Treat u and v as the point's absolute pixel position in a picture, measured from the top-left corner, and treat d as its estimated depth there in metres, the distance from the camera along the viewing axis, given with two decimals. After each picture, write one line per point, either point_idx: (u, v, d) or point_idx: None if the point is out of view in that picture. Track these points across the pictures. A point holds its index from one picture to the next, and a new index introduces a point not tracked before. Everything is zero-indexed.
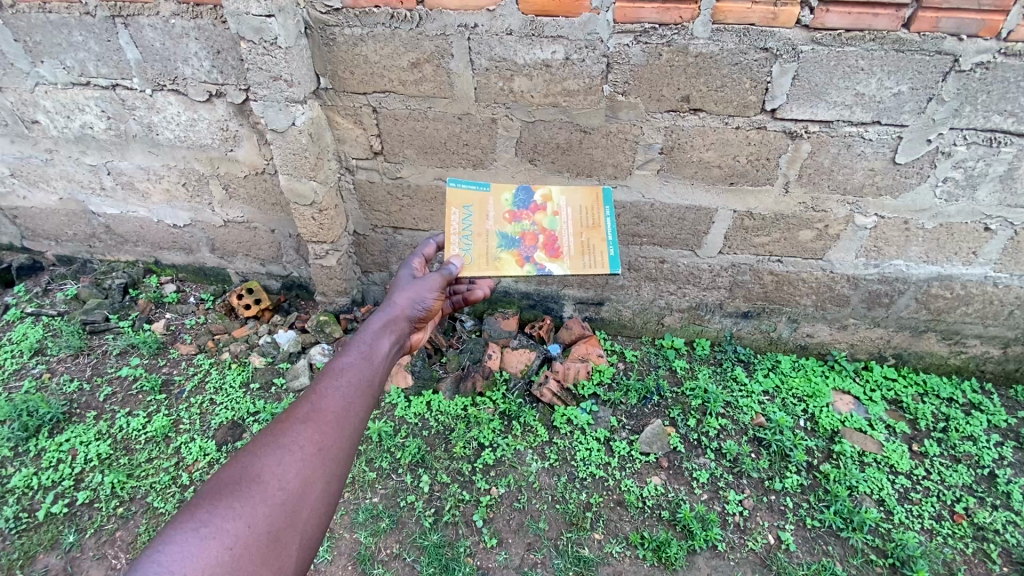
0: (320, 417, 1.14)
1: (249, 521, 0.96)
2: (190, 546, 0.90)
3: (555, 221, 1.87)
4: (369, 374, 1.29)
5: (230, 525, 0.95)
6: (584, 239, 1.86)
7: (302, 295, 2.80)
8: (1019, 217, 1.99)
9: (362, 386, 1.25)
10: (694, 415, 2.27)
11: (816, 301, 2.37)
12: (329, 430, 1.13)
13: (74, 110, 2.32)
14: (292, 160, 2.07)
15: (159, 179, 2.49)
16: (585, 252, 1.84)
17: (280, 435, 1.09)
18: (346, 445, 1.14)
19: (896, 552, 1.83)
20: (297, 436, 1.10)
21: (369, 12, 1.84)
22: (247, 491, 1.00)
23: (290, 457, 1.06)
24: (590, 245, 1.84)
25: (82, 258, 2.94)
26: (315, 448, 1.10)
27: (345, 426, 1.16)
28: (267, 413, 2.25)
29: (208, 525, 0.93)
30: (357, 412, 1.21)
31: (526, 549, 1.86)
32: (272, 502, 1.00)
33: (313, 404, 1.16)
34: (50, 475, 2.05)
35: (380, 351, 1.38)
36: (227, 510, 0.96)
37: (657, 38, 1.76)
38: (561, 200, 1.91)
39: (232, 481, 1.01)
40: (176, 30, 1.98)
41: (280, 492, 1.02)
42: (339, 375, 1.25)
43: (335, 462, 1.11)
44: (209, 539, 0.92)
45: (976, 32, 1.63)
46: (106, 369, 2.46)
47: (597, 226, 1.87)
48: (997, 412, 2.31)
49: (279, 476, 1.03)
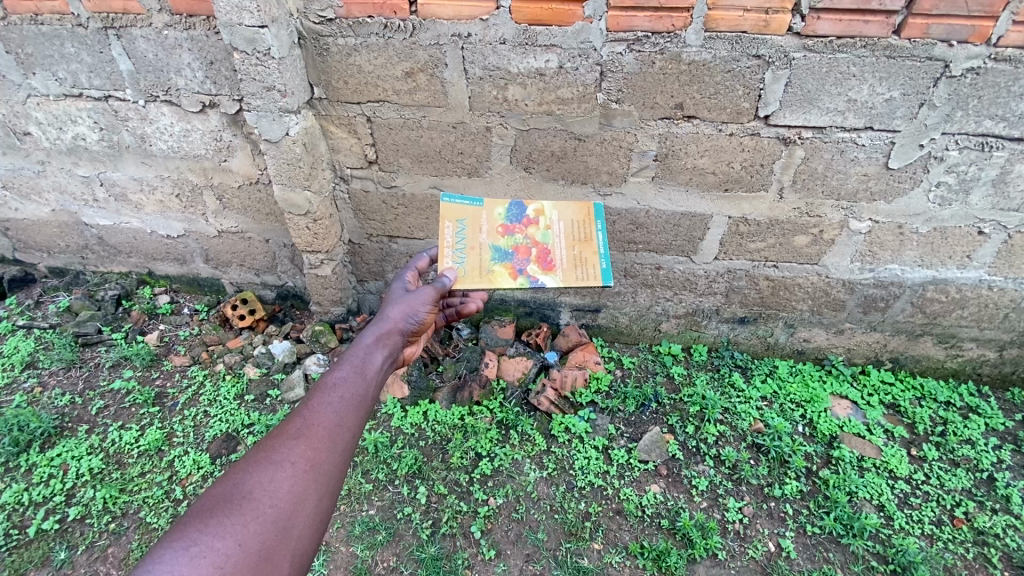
0: (313, 433, 1.13)
1: (241, 539, 0.95)
2: (180, 565, 0.88)
3: (548, 235, 1.88)
4: (363, 389, 1.28)
5: (221, 543, 0.93)
6: (577, 252, 1.87)
7: (298, 305, 2.79)
8: (1012, 221, 2.00)
9: (355, 400, 1.25)
10: (692, 422, 2.26)
11: (812, 306, 2.37)
12: (322, 446, 1.12)
13: (67, 122, 2.31)
14: (287, 170, 2.06)
15: (152, 190, 2.48)
16: (578, 265, 1.84)
17: (271, 452, 1.08)
18: (339, 461, 1.13)
19: (897, 558, 1.82)
20: (290, 452, 1.09)
21: (362, 22, 1.84)
22: (239, 509, 0.98)
23: (282, 474, 1.05)
24: (582, 258, 1.85)
25: (75, 269, 2.91)
26: (307, 464, 1.08)
27: (337, 441, 1.15)
28: (261, 425, 2.23)
29: (199, 544, 0.91)
30: (350, 426, 1.20)
31: (525, 560, 1.84)
32: (264, 519, 0.98)
33: (305, 420, 1.15)
34: (41, 490, 2.02)
35: (373, 365, 1.37)
36: (218, 528, 0.94)
37: (650, 47, 1.77)
38: (554, 214, 1.91)
39: (224, 498, 0.99)
40: (169, 41, 1.98)
41: (272, 510, 1.00)
42: (332, 390, 1.24)
43: (328, 478, 1.10)
44: (199, 557, 0.89)
45: (966, 38, 1.64)
46: (99, 382, 2.43)
47: (589, 240, 1.89)
48: (995, 415, 2.31)
49: (272, 494, 1.02)
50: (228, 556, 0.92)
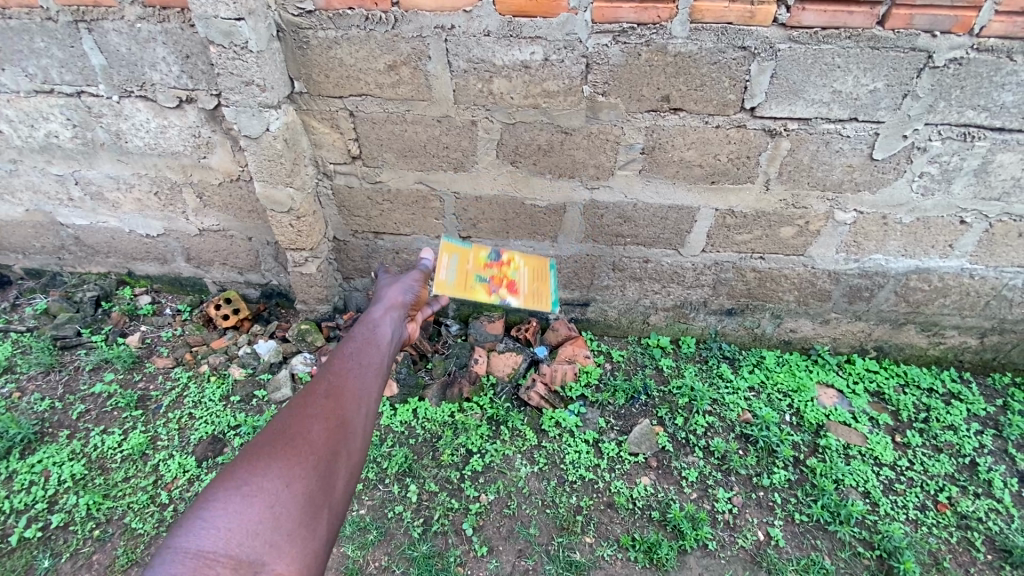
0: (342, 389, 1.14)
1: (286, 482, 0.94)
2: (231, 506, 0.88)
3: (516, 273, 2.16)
4: (382, 353, 1.32)
5: (269, 485, 0.93)
6: (537, 288, 2.14)
7: (284, 303, 2.75)
8: (993, 210, 2.03)
9: (375, 362, 1.27)
10: (681, 414, 2.27)
11: (798, 297, 2.39)
12: (352, 400, 1.13)
13: (38, 119, 2.24)
14: (268, 167, 2.02)
15: (130, 189, 2.42)
16: (535, 299, 2.10)
17: (305, 405, 1.09)
18: (369, 414, 1.14)
19: (883, 544, 1.85)
20: (323, 406, 1.09)
21: (343, 14, 1.79)
22: (282, 453, 0.98)
23: (319, 423, 1.05)
24: (540, 293, 2.12)
25: (52, 270, 2.85)
26: (341, 416, 1.09)
27: (366, 397, 1.16)
28: (248, 426, 2.19)
29: (249, 485, 0.91)
30: (376, 383, 1.22)
31: (517, 556, 1.84)
32: (307, 465, 0.98)
33: (332, 377, 1.16)
34: (22, 498, 1.97)
35: (385, 334, 1.42)
36: (265, 471, 0.94)
37: (636, 38, 1.75)
38: (521, 261, 2.22)
39: (266, 446, 0.99)
40: (142, 34, 1.91)
41: (313, 456, 1.00)
42: (352, 354, 1.27)
43: (361, 430, 1.10)
44: (249, 498, 0.90)
45: (949, 28, 1.64)
46: (79, 387, 2.38)
47: (545, 282, 2.17)
48: (976, 401, 2.35)
49: (312, 441, 1.02)
50: (278, 497, 0.92)
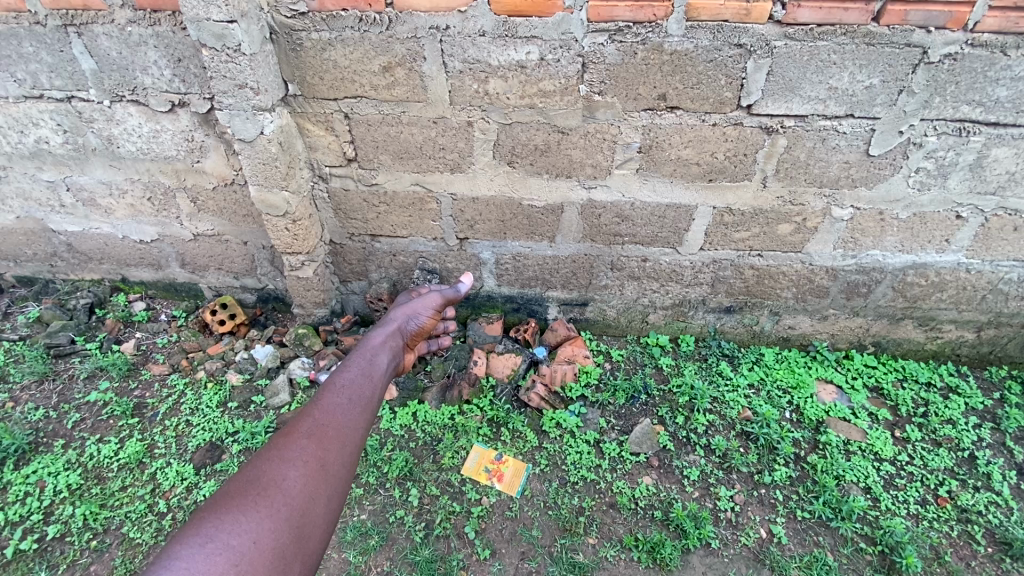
0: (322, 435, 1.21)
1: (256, 537, 0.98)
2: (197, 561, 0.91)
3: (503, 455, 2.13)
4: (368, 394, 1.40)
5: (235, 541, 0.96)
6: (514, 471, 2.08)
7: (280, 309, 2.74)
8: (989, 204, 2.03)
9: (359, 404, 1.34)
10: (682, 412, 2.27)
11: (797, 293, 2.40)
12: (330, 447, 1.20)
13: (28, 125, 2.21)
14: (262, 170, 2.00)
15: (122, 194, 2.39)
16: (507, 477, 2.06)
17: (283, 450, 1.15)
18: (345, 463, 1.20)
19: (885, 540, 1.85)
20: (301, 451, 1.15)
21: (336, 16, 1.78)
22: (255, 505, 1.03)
23: (295, 472, 1.11)
24: (515, 477, 2.06)
25: (44, 278, 2.82)
26: (317, 464, 1.15)
27: (345, 444, 1.23)
28: (246, 433, 2.18)
29: (216, 540, 0.95)
30: (357, 428, 1.28)
31: (520, 558, 1.84)
32: (278, 517, 1.03)
33: (315, 421, 1.24)
34: (16, 509, 1.94)
35: (377, 372, 1.52)
36: (234, 525, 0.98)
37: (632, 37, 1.74)
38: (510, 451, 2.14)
39: (238, 496, 1.04)
40: (133, 38, 1.89)
41: (285, 508, 1.05)
42: (340, 393, 1.35)
43: (335, 480, 1.16)
44: (214, 555, 0.93)
45: (943, 24, 1.63)
46: (73, 395, 2.36)
47: (519, 473, 2.07)
48: (974, 394, 2.36)
49: (286, 491, 1.07)
50: (242, 554, 0.95)
